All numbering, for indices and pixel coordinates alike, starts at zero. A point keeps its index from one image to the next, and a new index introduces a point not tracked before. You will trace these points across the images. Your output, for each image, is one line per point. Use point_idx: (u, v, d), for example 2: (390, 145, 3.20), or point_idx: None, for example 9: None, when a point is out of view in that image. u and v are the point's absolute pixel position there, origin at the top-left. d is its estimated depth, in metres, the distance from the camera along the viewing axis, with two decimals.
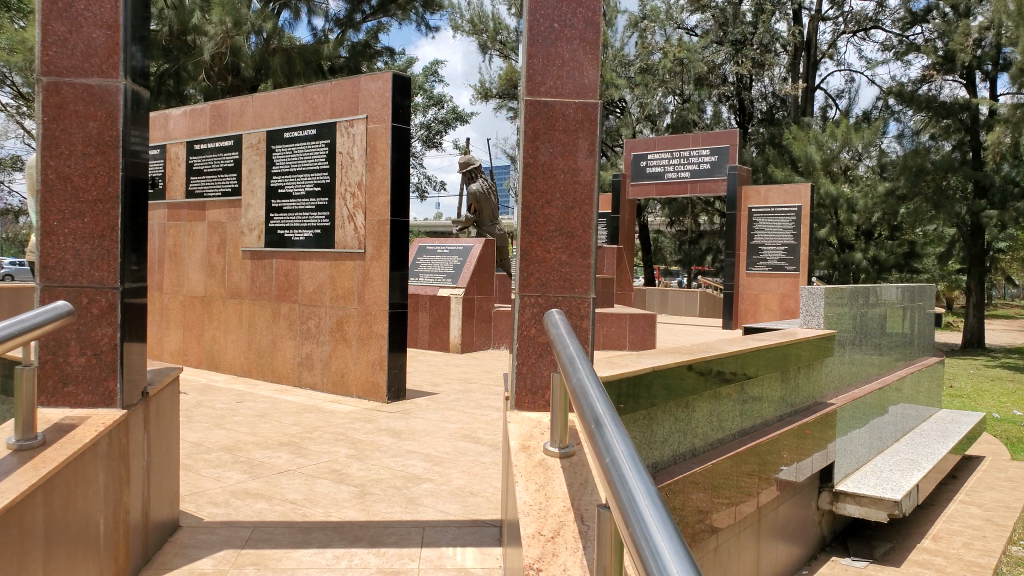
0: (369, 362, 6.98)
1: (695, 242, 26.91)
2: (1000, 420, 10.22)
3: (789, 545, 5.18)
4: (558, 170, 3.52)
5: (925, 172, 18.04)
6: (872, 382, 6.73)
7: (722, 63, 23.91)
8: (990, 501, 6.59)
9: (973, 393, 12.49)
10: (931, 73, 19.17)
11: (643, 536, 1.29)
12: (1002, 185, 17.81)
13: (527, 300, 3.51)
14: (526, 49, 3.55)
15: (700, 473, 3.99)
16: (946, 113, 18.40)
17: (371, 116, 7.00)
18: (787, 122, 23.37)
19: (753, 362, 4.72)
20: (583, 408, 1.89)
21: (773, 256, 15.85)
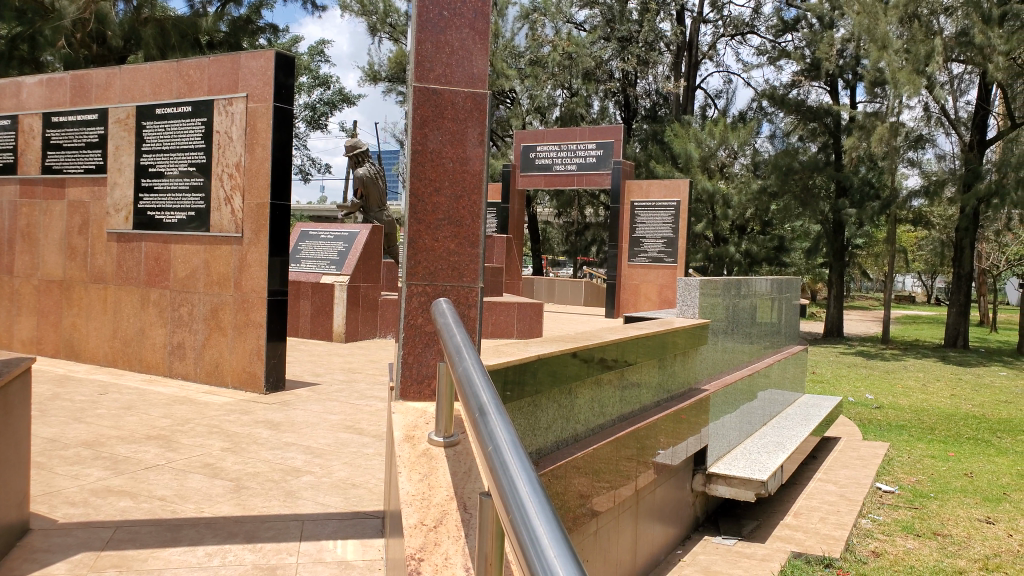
0: (246, 351, 6.72)
1: (581, 233, 27.40)
2: (856, 404, 11.01)
3: (665, 526, 5.38)
4: (447, 158, 3.48)
5: (794, 171, 19.33)
6: (742, 369, 7.07)
7: (608, 58, 24.46)
8: (844, 479, 7.09)
9: (833, 379, 13.38)
10: (800, 78, 20.27)
11: (523, 523, 1.30)
12: (861, 187, 19.47)
13: (414, 288, 3.45)
14: (414, 34, 3.49)
15: (582, 459, 4.08)
16: (813, 116, 19.70)
17: (251, 95, 6.72)
18: (669, 120, 24.20)
19: (632, 350, 4.88)
20: (468, 397, 1.89)
21: (652, 249, 16.39)
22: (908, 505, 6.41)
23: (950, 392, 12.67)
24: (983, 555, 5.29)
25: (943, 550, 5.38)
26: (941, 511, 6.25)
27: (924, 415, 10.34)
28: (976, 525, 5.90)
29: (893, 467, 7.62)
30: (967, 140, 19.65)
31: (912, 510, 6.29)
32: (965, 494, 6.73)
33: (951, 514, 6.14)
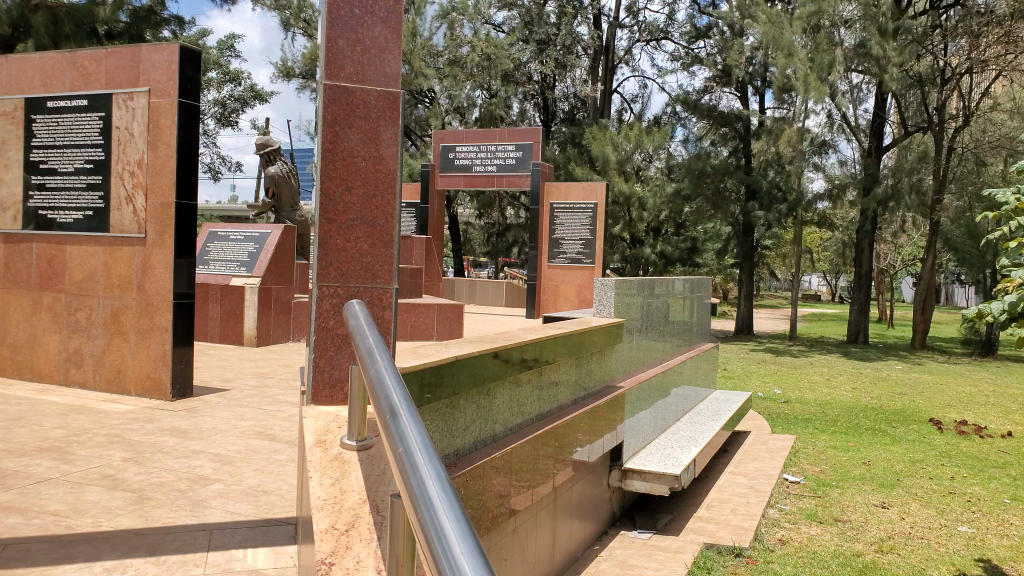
0: (150, 356, 6.44)
1: (501, 234, 27.41)
2: (764, 399, 11.44)
3: (582, 522, 5.45)
4: (359, 157, 3.43)
5: (706, 175, 20.15)
6: (656, 366, 7.23)
7: (527, 61, 24.62)
8: (753, 471, 7.34)
9: (743, 375, 13.86)
10: (712, 85, 20.90)
11: (432, 525, 1.29)
12: (769, 190, 20.25)
13: (326, 290, 3.38)
14: (324, 31, 3.42)
15: (500, 458, 4.09)
16: (724, 122, 20.45)
17: (154, 89, 6.46)
18: (586, 123, 24.55)
19: (549, 348, 4.92)
20: (379, 399, 1.87)
21: (571, 250, 16.60)
22: (812, 493, 6.70)
23: (851, 386, 13.30)
24: (878, 538, 5.58)
25: (842, 535, 5.65)
26: (842, 498, 6.56)
27: (828, 408, 10.83)
28: (873, 510, 6.22)
29: (798, 458, 7.94)
30: (865, 146, 20.69)
31: (815, 498, 6.57)
32: (863, 481, 7.08)
33: (851, 501, 6.45)
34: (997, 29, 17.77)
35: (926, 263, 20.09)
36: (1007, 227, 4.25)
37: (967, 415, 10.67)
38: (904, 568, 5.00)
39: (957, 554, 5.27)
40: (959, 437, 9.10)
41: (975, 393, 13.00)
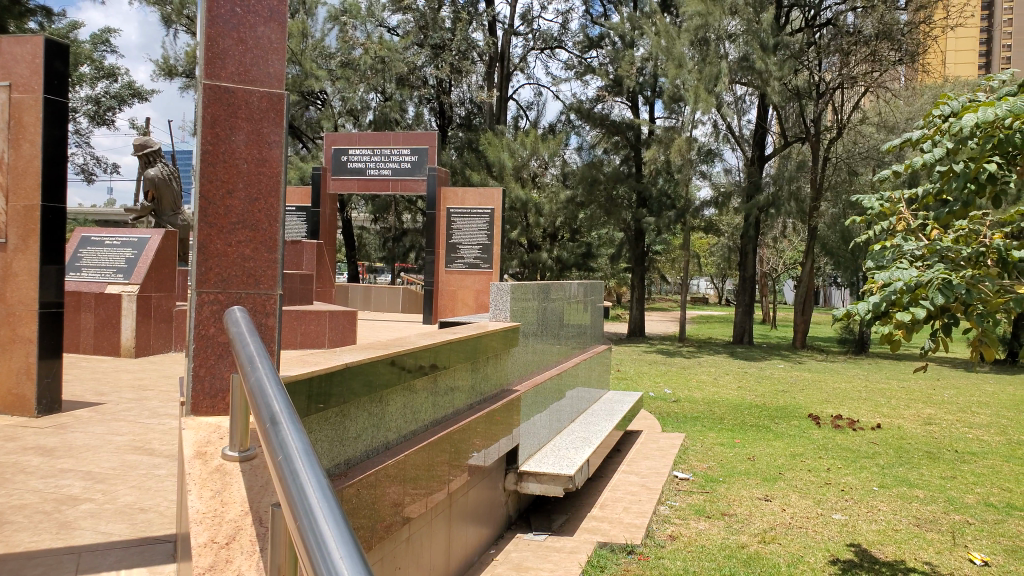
0: (13, 371, 5.98)
1: (398, 240, 27.09)
2: (656, 398, 11.80)
3: (478, 527, 5.45)
4: (241, 159, 3.31)
5: (599, 182, 20.72)
6: (551, 369, 7.31)
7: (422, 65, 24.40)
8: (645, 469, 7.54)
9: (636, 376, 14.26)
10: (604, 94, 21.35)
11: (311, 532, 1.28)
12: (658, 198, 20.95)
13: (205, 297, 3.25)
14: (203, 29, 3.29)
15: (392, 465, 4.03)
16: (616, 130, 21.00)
17: (15, 85, 6.04)
18: (483, 129, 24.65)
19: (444, 353, 4.89)
20: (259, 407, 1.82)
21: (469, 255, 16.62)
22: (700, 489, 6.97)
23: (737, 384, 13.92)
24: (761, 529, 5.85)
25: (728, 528, 5.89)
26: (728, 493, 6.85)
27: (715, 406, 11.29)
28: (756, 503, 6.51)
29: (687, 455, 8.25)
30: (748, 155, 21.72)
31: (703, 494, 6.83)
32: (747, 476, 7.42)
33: (737, 495, 6.75)
34: (864, 48, 19.05)
35: (805, 268, 21.26)
36: (874, 232, 4.58)
37: (842, 410, 11.36)
38: (784, 556, 5.27)
39: (832, 541, 5.60)
40: (834, 431, 9.68)
41: (848, 388, 13.88)
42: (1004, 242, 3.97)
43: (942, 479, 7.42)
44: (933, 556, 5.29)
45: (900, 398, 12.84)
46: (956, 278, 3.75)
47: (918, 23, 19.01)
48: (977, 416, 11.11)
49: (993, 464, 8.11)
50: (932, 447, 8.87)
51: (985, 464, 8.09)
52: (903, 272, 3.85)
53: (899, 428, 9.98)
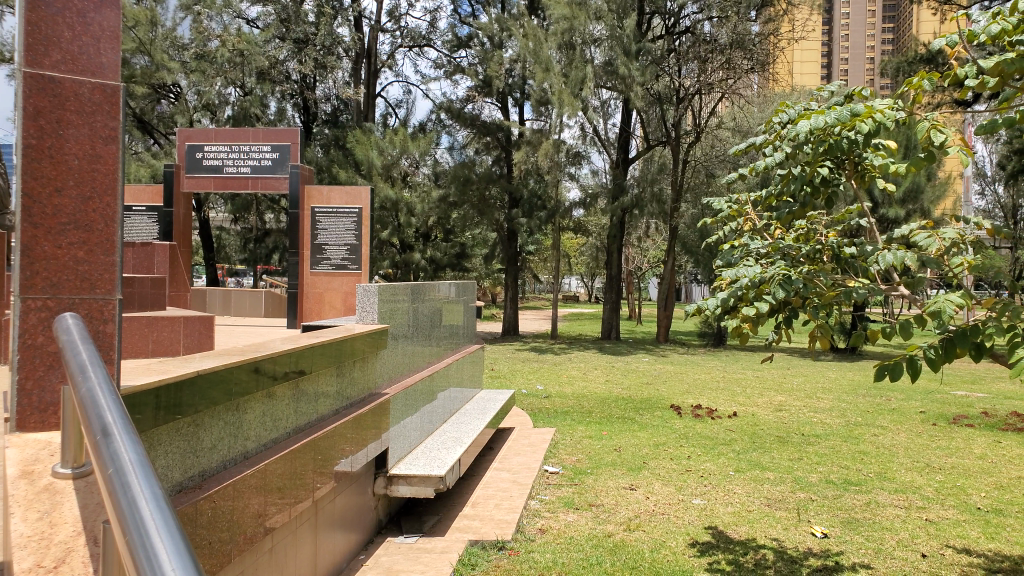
0: None
1: (261, 240, 26.04)
2: (528, 395, 11.96)
3: (346, 533, 5.31)
4: (72, 155, 3.07)
5: (471, 182, 20.64)
6: (422, 371, 7.21)
7: (284, 59, 23.51)
8: (517, 464, 7.61)
9: (509, 374, 14.41)
10: (474, 94, 21.35)
11: (141, 545, 1.21)
12: (529, 198, 21.29)
13: (32, 303, 2.98)
14: (22, 12, 3.00)
15: (252, 475, 3.85)
16: (487, 131, 21.04)
17: None
18: (349, 126, 24.14)
19: (306, 357, 4.72)
20: (90, 420, 1.68)
21: (335, 256, 14.45)
22: (569, 482, 7.12)
23: (605, 378, 14.37)
24: (626, 518, 6.05)
25: (596, 518, 6.05)
26: (596, 484, 7.05)
27: (584, 401, 11.59)
28: (622, 493, 6.74)
29: (558, 449, 8.41)
30: (614, 158, 22.41)
31: (573, 486, 6.99)
32: (614, 467, 7.66)
33: (604, 486, 6.95)
34: (720, 56, 20.17)
35: (668, 265, 22.23)
36: (723, 232, 4.82)
37: (702, 400, 11.95)
38: (647, 543, 5.47)
39: (691, 525, 5.87)
40: (694, 420, 10.16)
41: (707, 379, 14.63)
42: (836, 240, 4.33)
43: (790, 461, 7.95)
44: (781, 532, 5.66)
45: (754, 387, 13.66)
46: (794, 274, 4.01)
47: (767, 35, 20.35)
48: (820, 401, 12.00)
49: (834, 444, 8.78)
50: (781, 432, 9.49)
51: (827, 445, 8.75)
52: (750, 268, 4.06)
53: (753, 415, 10.62)
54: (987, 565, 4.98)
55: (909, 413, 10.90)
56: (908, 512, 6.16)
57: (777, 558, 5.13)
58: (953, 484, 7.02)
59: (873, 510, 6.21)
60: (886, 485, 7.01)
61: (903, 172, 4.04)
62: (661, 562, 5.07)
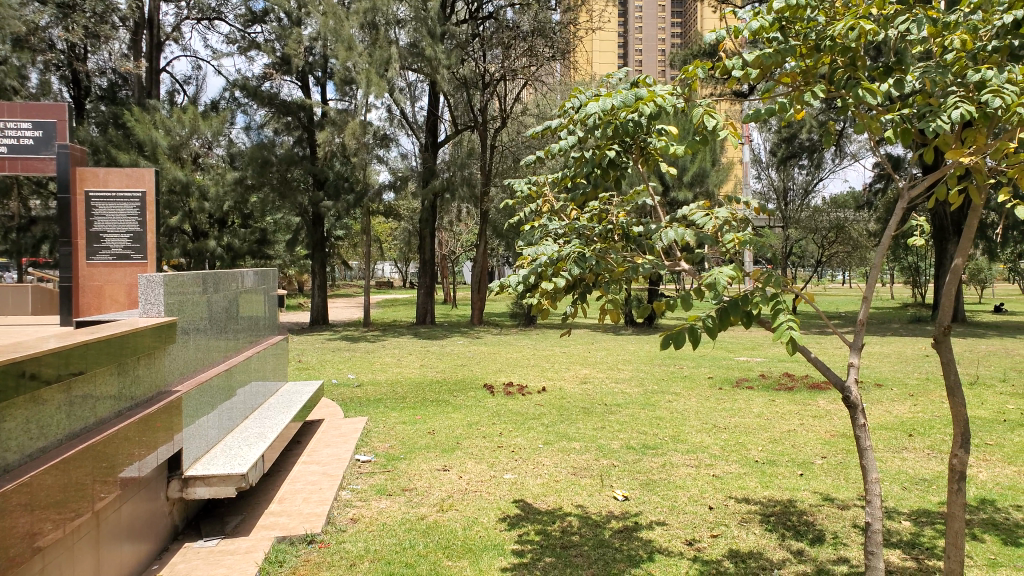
0: None
1: (25, 230, 23.18)
2: (337, 385, 11.66)
3: (135, 544, 4.87)
4: None
5: (270, 164, 19.76)
6: (220, 365, 6.76)
7: (47, 25, 20.71)
8: (326, 456, 7.38)
9: (318, 365, 13.99)
10: (272, 72, 20.27)
11: None
12: (335, 180, 20.76)
13: None
14: None
15: (14, 490, 3.39)
16: (286, 111, 20.39)
17: None
18: (129, 103, 22.05)
19: (80, 356, 4.22)
20: None
21: (116, 244, 12.49)
22: (381, 469, 7.02)
23: (418, 363, 14.37)
24: (439, 499, 6.06)
25: (408, 503, 6.00)
26: (407, 468, 7.01)
27: (396, 387, 11.51)
28: (435, 474, 6.75)
29: (370, 437, 8.26)
30: (422, 141, 22.32)
31: (384, 473, 6.91)
32: (427, 450, 7.65)
33: (416, 470, 6.93)
34: (522, 43, 20.65)
35: (478, 249, 22.56)
36: (523, 214, 4.93)
37: (513, 377, 12.31)
38: (460, 521, 5.52)
39: (502, 499, 6.00)
40: (505, 397, 10.42)
41: (519, 358, 15.07)
42: (625, 219, 4.55)
43: (594, 430, 8.36)
44: (586, 498, 5.95)
45: (562, 362, 14.27)
46: (588, 251, 4.15)
47: (566, 24, 21.05)
48: (621, 372, 12.78)
49: (633, 412, 9.36)
50: (586, 403, 9.97)
51: (627, 413, 9.32)
52: (548, 246, 4.16)
53: (560, 389, 11.09)
54: (763, 510, 5.53)
55: (699, 379, 11.90)
56: (698, 469, 6.69)
57: (582, 523, 5.37)
58: (735, 441, 7.72)
59: (668, 470, 6.69)
60: (679, 446, 7.57)
61: (681, 154, 4.33)
62: (473, 540, 5.12)
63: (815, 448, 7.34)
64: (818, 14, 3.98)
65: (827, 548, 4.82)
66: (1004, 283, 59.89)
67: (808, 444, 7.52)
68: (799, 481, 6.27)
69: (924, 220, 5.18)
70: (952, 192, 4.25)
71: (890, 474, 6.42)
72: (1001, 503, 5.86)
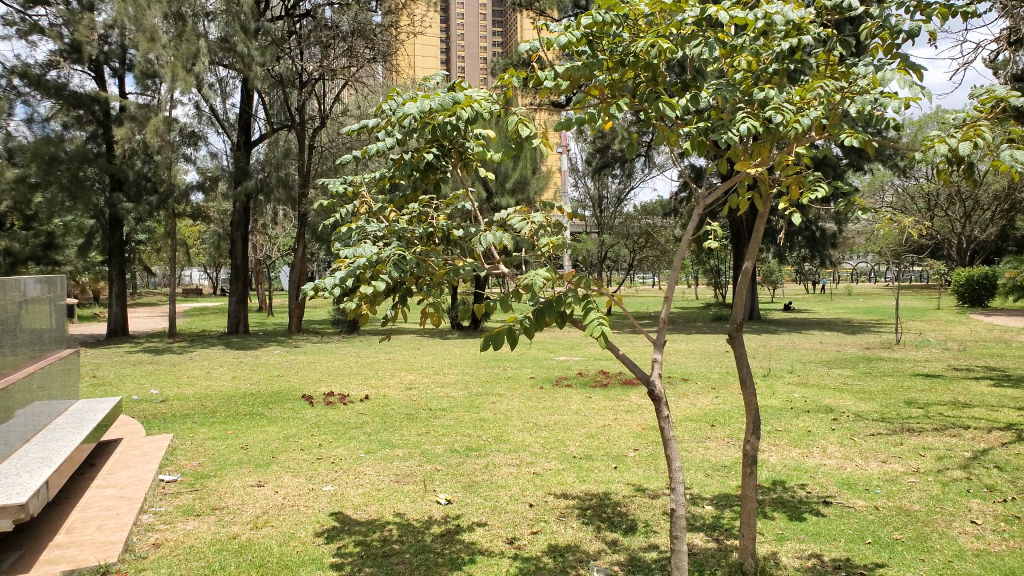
0: None
1: None
2: (138, 401, 10.75)
3: None
4: None
5: (59, 161, 17.79)
6: None
7: None
8: (124, 479, 6.77)
9: (116, 380, 12.83)
10: (58, 60, 18.32)
11: None
12: (137, 180, 19.63)
13: None
14: None
15: None
16: (77, 103, 18.51)
17: None
18: None
19: None
20: None
21: None
22: (189, 489, 6.56)
23: (232, 375, 13.62)
24: (253, 516, 5.76)
25: (219, 522, 5.65)
26: (218, 486, 6.60)
27: (207, 400, 10.82)
28: (249, 491, 6.41)
29: (175, 456, 7.69)
30: (235, 140, 21.22)
31: (192, 492, 6.45)
32: (240, 465, 7.26)
33: (227, 487, 6.54)
34: (342, 44, 20.22)
35: (296, 253, 21.77)
36: (341, 215, 4.78)
37: (334, 387, 11.96)
38: (276, 538, 5.27)
39: (320, 512, 5.80)
40: (325, 407, 10.11)
41: (340, 366, 14.72)
42: (446, 222, 4.54)
43: (418, 436, 8.32)
44: (409, 505, 5.90)
45: (386, 369, 14.07)
46: (408, 254, 4.08)
47: (387, 26, 20.90)
48: (446, 377, 12.81)
49: (457, 415, 9.41)
50: (411, 409, 9.90)
51: (451, 416, 9.36)
52: (366, 248, 4.03)
53: (383, 396, 10.94)
54: (580, 504, 5.75)
55: (521, 380, 12.19)
56: (520, 468, 6.85)
57: (403, 531, 5.32)
58: (555, 438, 7.96)
59: (490, 471, 6.78)
60: (501, 447, 7.70)
61: (497, 160, 4.40)
62: (288, 557, 4.91)
63: (628, 441, 7.74)
64: (624, 30, 4.19)
65: (639, 537, 5.08)
66: (792, 283, 66.62)
67: (621, 438, 7.92)
68: (613, 474, 6.58)
69: (717, 225, 5.62)
70: (742, 200, 4.62)
71: (695, 462, 6.89)
72: (788, 483, 6.48)
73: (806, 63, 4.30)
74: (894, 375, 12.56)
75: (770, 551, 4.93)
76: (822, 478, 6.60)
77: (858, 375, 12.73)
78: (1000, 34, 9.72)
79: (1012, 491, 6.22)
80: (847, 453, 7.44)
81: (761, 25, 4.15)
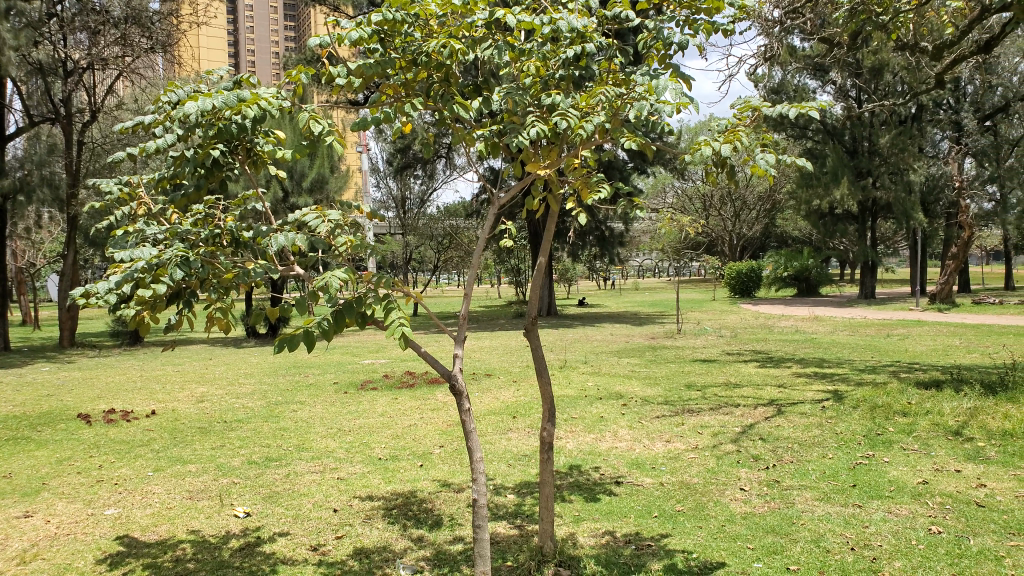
0: None
1: None
2: None
3: None
4: None
5: None
6: None
7: None
8: None
9: None
10: None
11: None
12: None
13: None
14: None
15: None
16: None
17: None
18: None
19: None
20: None
21: None
22: None
23: None
24: (19, 550, 5.15)
25: None
26: None
27: None
28: (14, 523, 5.73)
29: None
30: None
31: None
32: (2, 496, 6.46)
33: None
34: (113, 30, 18.59)
35: (66, 259, 19.62)
36: (115, 217, 4.41)
37: (115, 403, 10.98)
38: (48, 571, 4.75)
39: (102, 539, 5.32)
40: (105, 426, 9.26)
41: (122, 381, 13.53)
42: (234, 223, 4.32)
43: (212, 450, 7.87)
44: (205, 521, 5.59)
45: (174, 382, 13.13)
46: (192, 256, 3.85)
47: (166, 14, 19.43)
48: (242, 387, 12.18)
49: (256, 426, 9.01)
50: (204, 422, 9.33)
51: (249, 427, 8.94)
52: (145, 251, 3.75)
53: (172, 411, 10.21)
54: (386, 505, 5.74)
55: (324, 386, 11.89)
56: (323, 474, 6.70)
57: (198, 548, 5.03)
58: (359, 442, 7.87)
59: (291, 480, 6.57)
60: (304, 455, 7.48)
61: (287, 159, 4.28)
62: None
63: (434, 439, 7.83)
64: (415, 30, 4.23)
65: (444, 530, 5.18)
66: (587, 280, 70.30)
67: (426, 436, 7.99)
68: (418, 472, 6.63)
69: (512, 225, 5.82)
70: (535, 201, 4.81)
71: (497, 454, 7.10)
72: (584, 467, 6.87)
73: (589, 71, 4.56)
74: (676, 362, 13.70)
75: (567, 532, 5.21)
76: (615, 461, 7.07)
77: (646, 363, 13.73)
78: (760, 52, 10.88)
79: (773, 458, 7.03)
80: (636, 436, 8.02)
81: (548, 32, 4.36)
